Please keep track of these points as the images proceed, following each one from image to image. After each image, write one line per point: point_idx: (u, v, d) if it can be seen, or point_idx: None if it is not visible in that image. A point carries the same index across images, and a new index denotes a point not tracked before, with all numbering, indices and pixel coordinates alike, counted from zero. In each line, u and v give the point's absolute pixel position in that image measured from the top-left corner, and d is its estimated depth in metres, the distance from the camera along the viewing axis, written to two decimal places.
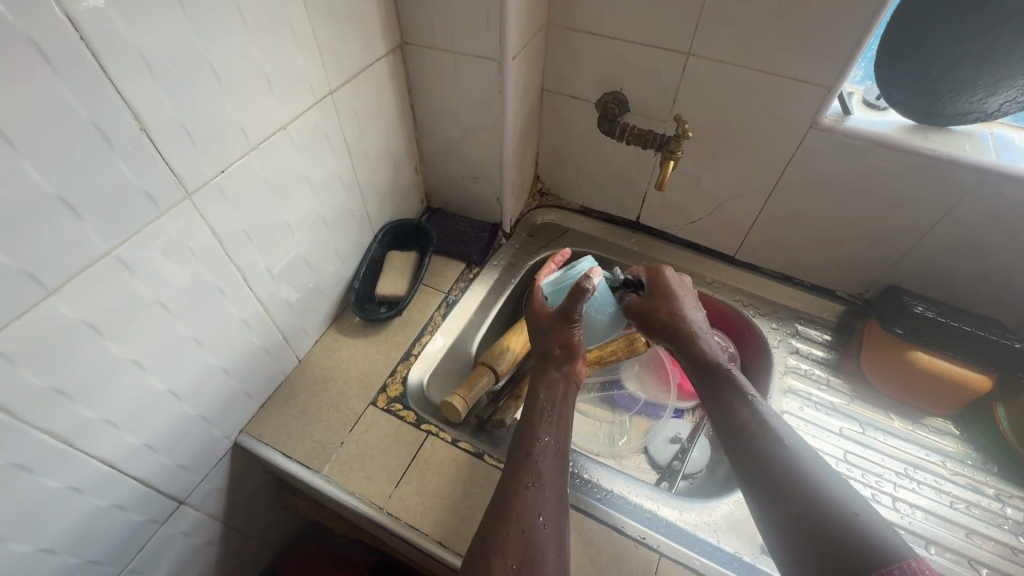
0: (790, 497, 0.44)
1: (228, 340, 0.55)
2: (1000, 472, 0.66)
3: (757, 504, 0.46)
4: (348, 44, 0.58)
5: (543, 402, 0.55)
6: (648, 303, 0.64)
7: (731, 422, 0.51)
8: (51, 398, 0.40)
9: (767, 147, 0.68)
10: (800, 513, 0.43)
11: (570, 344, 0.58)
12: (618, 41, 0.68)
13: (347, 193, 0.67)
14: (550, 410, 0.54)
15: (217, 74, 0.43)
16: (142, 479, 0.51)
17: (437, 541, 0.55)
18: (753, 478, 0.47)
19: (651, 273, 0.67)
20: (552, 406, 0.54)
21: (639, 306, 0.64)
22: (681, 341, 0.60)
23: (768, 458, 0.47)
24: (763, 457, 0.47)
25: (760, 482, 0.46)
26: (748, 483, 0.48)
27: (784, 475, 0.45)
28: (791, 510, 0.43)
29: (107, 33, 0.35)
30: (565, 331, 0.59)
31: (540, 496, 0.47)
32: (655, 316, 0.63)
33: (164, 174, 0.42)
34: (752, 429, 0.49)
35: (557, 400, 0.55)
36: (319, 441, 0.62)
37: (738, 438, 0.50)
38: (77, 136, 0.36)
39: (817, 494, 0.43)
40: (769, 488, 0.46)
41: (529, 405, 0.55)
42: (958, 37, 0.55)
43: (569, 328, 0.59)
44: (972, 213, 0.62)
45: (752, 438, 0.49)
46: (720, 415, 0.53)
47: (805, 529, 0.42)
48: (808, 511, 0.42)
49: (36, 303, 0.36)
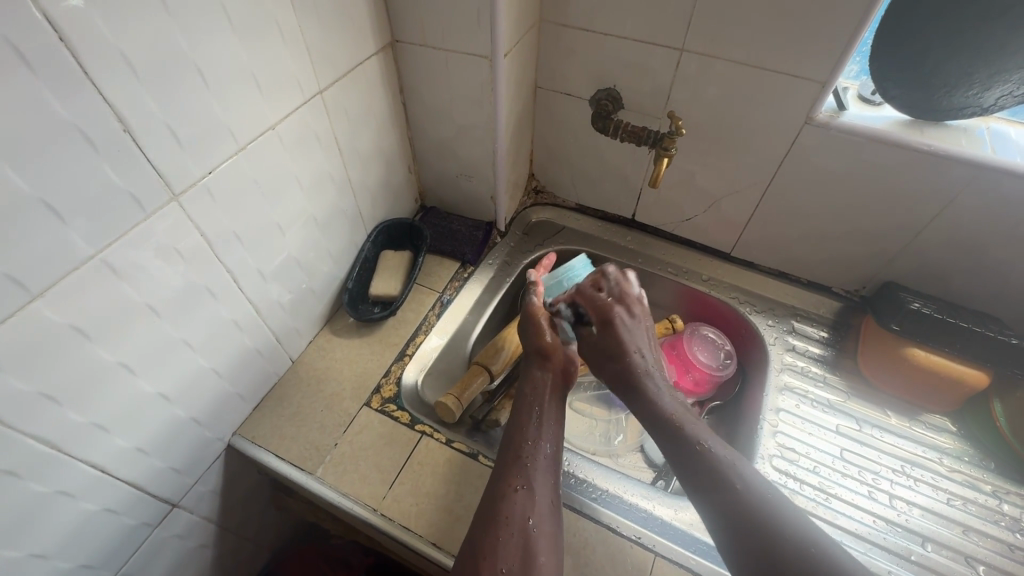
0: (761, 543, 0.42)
1: (219, 342, 0.55)
2: (997, 468, 0.66)
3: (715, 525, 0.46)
4: (337, 42, 0.57)
5: (531, 404, 0.57)
6: (594, 351, 0.62)
7: (691, 459, 0.49)
8: (40, 404, 0.39)
9: (763, 143, 0.68)
10: (777, 565, 0.41)
11: (543, 347, 0.61)
12: (610, 37, 0.68)
13: (339, 192, 0.66)
14: (537, 413, 0.56)
15: (202, 74, 0.43)
16: (134, 483, 0.50)
17: (432, 543, 0.54)
18: (716, 501, 0.46)
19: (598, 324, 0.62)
20: (539, 408, 0.56)
21: (586, 351, 0.63)
22: (625, 391, 0.58)
23: (738, 503, 0.45)
24: (730, 502, 0.45)
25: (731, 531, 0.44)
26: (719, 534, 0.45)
27: (753, 517, 0.44)
28: (751, 532, 0.43)
29: (88, 35, 0.34)
30: (538, 333, 0.62)
31: (530, 498, 0.48)
32: (602, 370, 0.61)
33: (151, 176, 0.42)
34: (719, 470, 0.47)
35: (542, 402, 0.57)
36: (314, 442, 0.62)
37: (705, 490, 0.47)
38: (62, 141, 0.35)
39: (788, 534, 0.42)
40: (740, 534, 0.44)
41: (519, 409, 0.56)
42: (952, 30, 0.54)
43: (538, 330, 0.62)
44: (968, 209, 0.62)
45: (718, 479, 0.47)
46: (680, 461, 0.50)
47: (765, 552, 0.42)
48: (773, 541, 0.42)
49: (23, 307, 0.36)
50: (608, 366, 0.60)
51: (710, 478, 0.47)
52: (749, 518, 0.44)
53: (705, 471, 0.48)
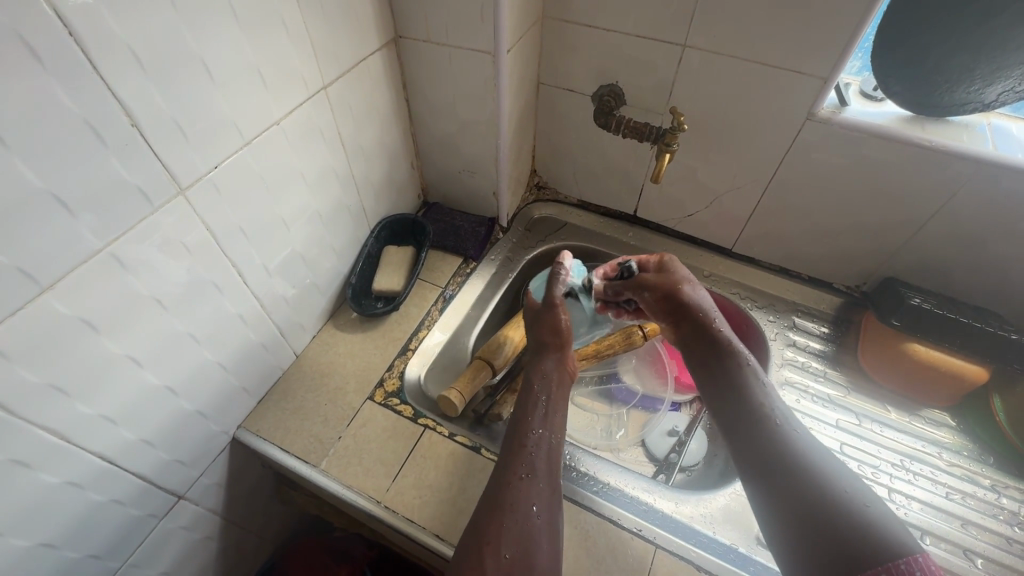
0: (804, 505, 0.43)
1: (224, 335, 0.55)
2: (996, 462, 0.66)
3: (757, 492, 0.47)
4: (341, 37, 0.57)
5: (538, 392, 0.57)
6: (660, 283, 0.63)
7: (745, 432, 0.50)
8: (48, 395, 0.40)
9: (764, 139, 0.68)
10: (815, 516, 0.42)
11: (558, 330, 0.62)
12: (613, 33, 0.68)
13: (343, 187, 0.67)
14: (544, 402, 0.56)
15: (208, 68, 0.43)
16: (141, 474, 0.51)
17: (435, 535, 0.55)
18: (762, 468, 0.47)
19: (655, 262, 0.67)
20: (547, 397, 0.56)
21: (651, 285, 0.64)
22: (692, 322, 0.60)
23: (782, 469, 0.46)
24: (769, 467, 0.47)
25: (777, 501, 0.45)
26: (761, 504, 0.46)
27: (793, 479, 0.45)
28: (794, 490, 0.44)
29: (96, 28, 0.35)
30: (551, 318, 0.63)
31: (534, 487, 0.49)
32: (668, 300, 0.62)
33: (158, 171, 0.42)
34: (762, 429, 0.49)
35: (550, 390, 0.57)
36: (317, 435, 0.62)
37: (755, 456, 0.48)
38: (73, 135, 0.36)
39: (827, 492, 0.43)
40: (780, 497, 0.45)
41: (524, 395, 0.57)
42: (954, 27, 0.54)
43: (555, 313, 0.63)
44: (968, 205, 0.62)
45: (759, 437, 0.49)
46: (734, 437, 0.51)
47: (802, 507, 0.43)
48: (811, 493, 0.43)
49: (32, 299, 0.37)
50: (675, 297, 0.62)
51: (764, 446, 0.48)
52: (799, 487, 0.44)
53: (758, 443, 0.49)
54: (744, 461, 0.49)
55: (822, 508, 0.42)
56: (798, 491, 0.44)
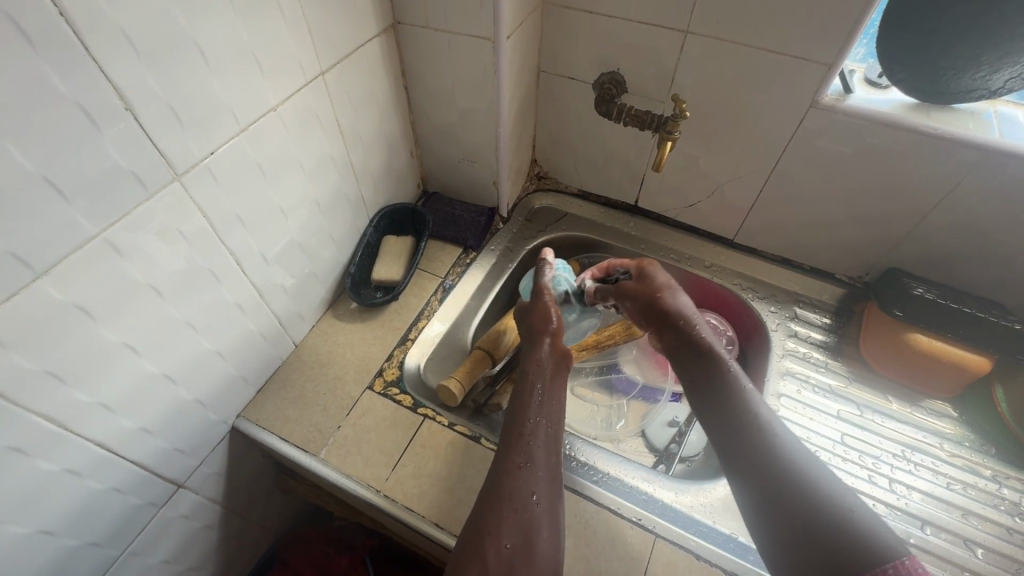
0: (792, 506, 0.43)
1: (222, 324, 0.55)
2: (997, 453, 0.66)
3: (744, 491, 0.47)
4: (338, 22, 0.56)
5: (534, 381, 0.56)
6: (639, 290, 0.63)
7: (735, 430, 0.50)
8: (45, 382, 0.40)
9: (766, 127, 0.67)
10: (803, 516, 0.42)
11: (549, 318, 0.62)
12: (615, 19, 0.67)
13: (341, 176, 0.66)
14: (541, 392, 0.55)
15: (203, 54, 0.43)
16: (140, 463, 0.51)
17: (434, 524, 0.55)
18: (753, 465, 0.47)
19: (635, 266, 0.67)
20: (544, 386, 0.56)
21: (630, 294, 0.64)
22: (674, 327, 0.60)
23: (769, 468, 0.46)
24: (756, 468, 0.47)
25: (765, 503, 0.45)
26: (750, 506, 0.46)
27: (779, 481, 0.45)
28: (782, 491, 0.45)
29: (88, 11, 0.34)
30: (541, 305, 0.64)
31: (532, 476, 0.48)
32: (647, 306, 0.62)
33: (154, 157, 0.42)
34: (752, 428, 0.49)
35: (547, 378, 0.57)
36: (317, 424, 0.62)
37: (744, 457, 0.48)
38: (65, 119, 0.35)
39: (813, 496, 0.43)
40: (766, 496, 0.45)
41: (521, 387, 0.56)
42: (961, 12, 0.53)
43: (543, 304, 0.64)
44: (973, 194, 0.61)
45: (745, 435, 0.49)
46: (720, 433, 0.51)
47: (791, 511, 0.43)
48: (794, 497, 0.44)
49: (26, 285, 0.36)
50: (654, 302, 0.62)
51: (749, 446, 0.48)
52: (783, 489, 0.44)
53: (745, 443, 0.49)
54: (732, 463, 0.49)
55: (809, 511, 0.42)
56: (785, 493, 0.44)
